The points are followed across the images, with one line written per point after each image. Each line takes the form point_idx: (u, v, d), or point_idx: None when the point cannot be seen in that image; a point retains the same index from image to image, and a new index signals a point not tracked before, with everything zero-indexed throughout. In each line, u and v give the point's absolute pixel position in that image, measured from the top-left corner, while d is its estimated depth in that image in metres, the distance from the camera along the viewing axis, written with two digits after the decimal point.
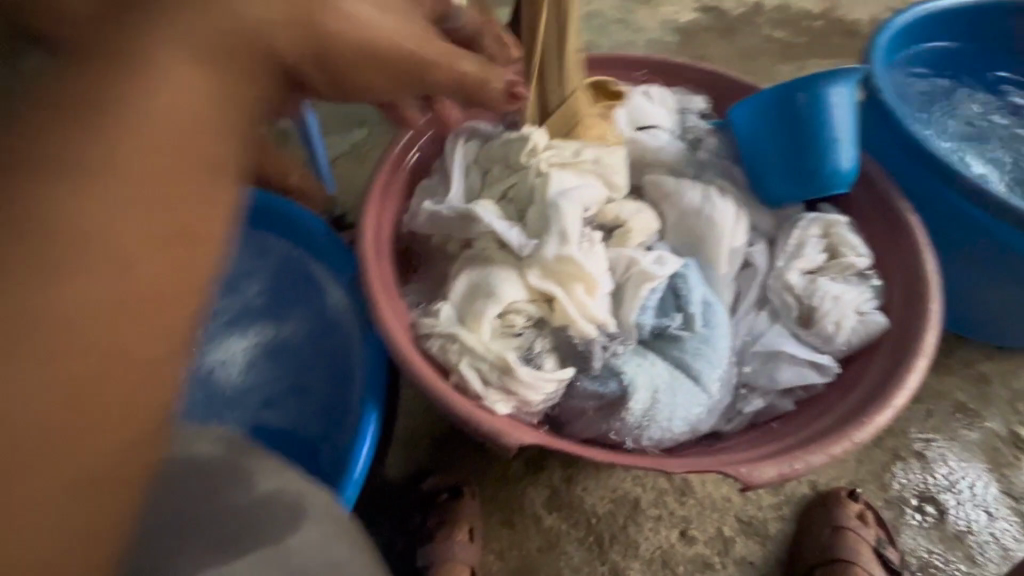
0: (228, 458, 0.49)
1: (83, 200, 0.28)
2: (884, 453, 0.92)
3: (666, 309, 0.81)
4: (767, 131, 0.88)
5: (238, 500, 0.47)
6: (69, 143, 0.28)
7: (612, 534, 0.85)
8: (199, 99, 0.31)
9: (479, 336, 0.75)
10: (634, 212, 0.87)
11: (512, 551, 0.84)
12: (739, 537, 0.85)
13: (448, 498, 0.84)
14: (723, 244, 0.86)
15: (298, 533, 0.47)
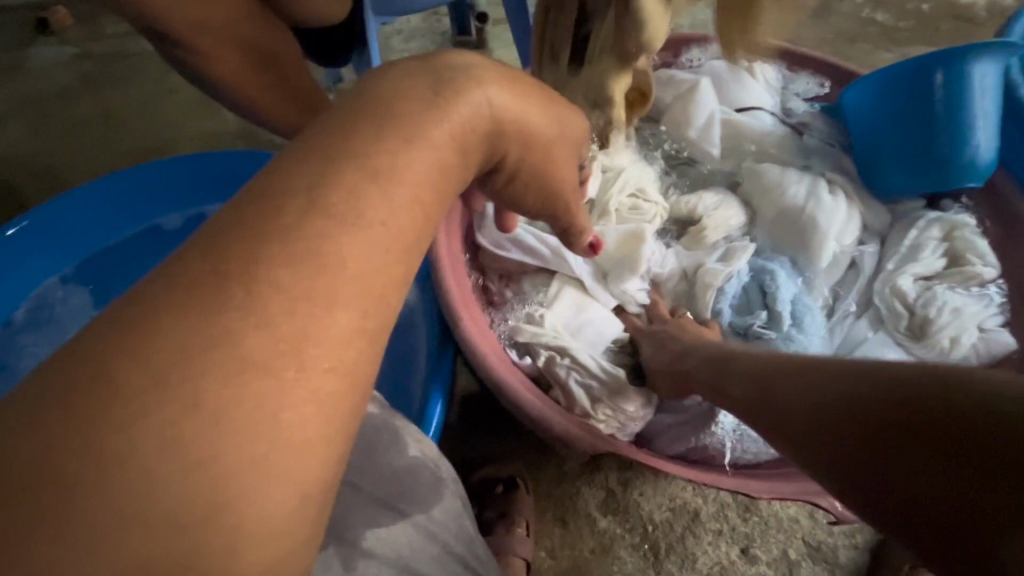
0: (386, 422, 0.51)
1: (334, 250, 0.26)
2: None
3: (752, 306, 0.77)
4: (889, 121, 0.79)
5: (395, 462, 0.49)
6: (325, 206, 0.26)
7: (670, 544, 0.82)
8: (422, 168, 0.31)
9: (583, 353, 0.73)
10: (715, 206, 0.83)
11: (564, 550, 0.83)
12: (805, 562, 0.81)
13: (503, 492, 0.83)
14: (829, 241, 0.79)
15: (441, 505, 0.49)
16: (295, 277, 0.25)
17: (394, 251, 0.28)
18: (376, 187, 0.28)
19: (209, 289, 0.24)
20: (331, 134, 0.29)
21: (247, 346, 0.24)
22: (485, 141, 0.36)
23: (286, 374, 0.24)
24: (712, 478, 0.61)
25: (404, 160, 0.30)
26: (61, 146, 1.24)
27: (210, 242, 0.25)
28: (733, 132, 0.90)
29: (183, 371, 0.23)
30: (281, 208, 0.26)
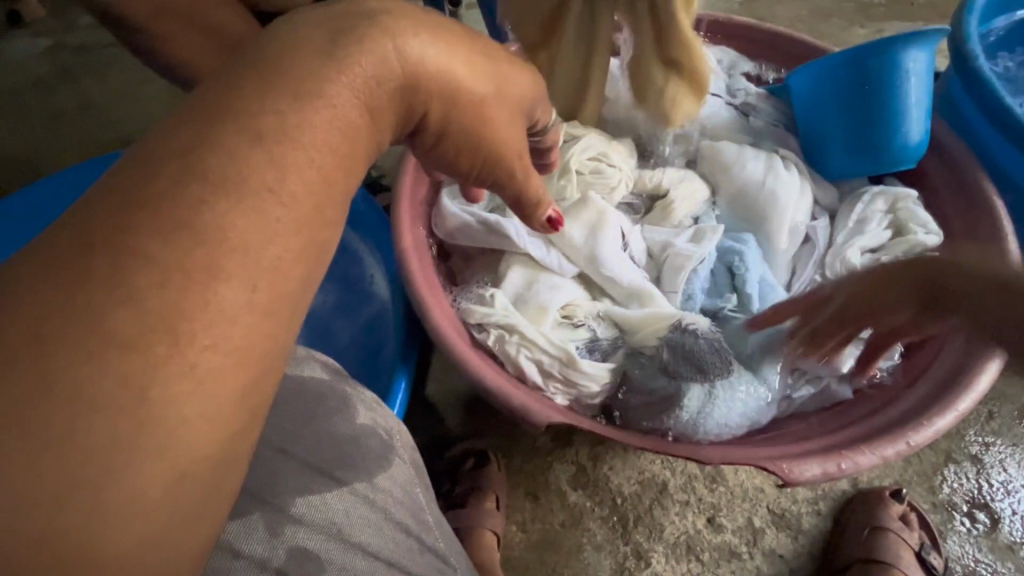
0: (333, 387, 0.51)
1: (211, 219, 0.29)
2: (935, 454, 0.86)
3: (718, 288, 0.78)
4: (833, 108, 0.80)
5: (338, 429, 0.48)
6: (201, 171, 0.29)
7: (638, 515, 0.84)
8: (322, 130, 0.33)
9: (538, 334, 0.72)
10: (679, 180, 0.84)
11: (535, 523, 0.84)
12: (770, 529, 0.83)
13: (473, 468, 0.85)
14: (783, 221, 0.80)
15: (388, 472, 0.49)
16: (168, 249, 0.27)
17: (286, 219, 0.31)
18: (260, 152, 0.30)
19: (80, 266, 0.27)
20: (213, 100, 0.31)
21: (108, 322, 0.26)
22: (398, 99, 0.37)
23: (156, 349, 0.27)
24: (653, 443, 0.62)
25: (292, 120, 0.32)
26: (35, 137, 1.23)
27: (82, 220, 0.28)
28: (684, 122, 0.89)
29: (53, 344, 0.26)
30: (149, 183, 0.28)
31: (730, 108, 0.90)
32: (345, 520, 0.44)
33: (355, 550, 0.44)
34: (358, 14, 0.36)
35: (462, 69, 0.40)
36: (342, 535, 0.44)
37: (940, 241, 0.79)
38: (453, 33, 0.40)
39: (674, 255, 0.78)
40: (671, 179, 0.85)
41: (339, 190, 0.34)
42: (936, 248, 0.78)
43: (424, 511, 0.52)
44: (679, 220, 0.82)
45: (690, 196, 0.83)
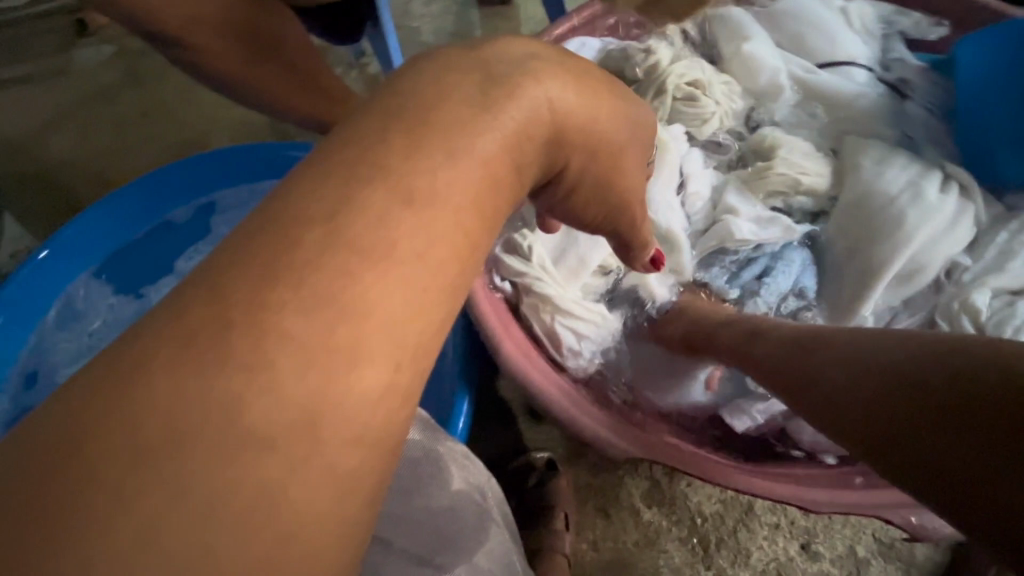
0: (426, 450, 0.46)
1: (360, 294, 0.24)
2: None
3: (739, 278, 0.71)
4: (1006, 85, 0.69)
5: (431, 502, 0.44)
6: (347, 238, 0.24)
7: (720, 538, 0.77)
8: (462, 187, 0.27)
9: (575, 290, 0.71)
10: (799, 153, 0.74)
11: (607, 542, 0.80)
12: (876, 560, 0.73)
13: (537, 483, 0.80)
14: (905, 250, 0.66)
15: (485, 546, 0.44)
16: (313, 328, 0.23)
17: (431, 288, 0.26)
18: (411, 219, 0.26)
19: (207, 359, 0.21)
20: (354, 152, 0.26)
21: (253, 420, 0.21)
22: (546, 147, 0.33)
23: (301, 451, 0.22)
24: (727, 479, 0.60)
25: (426, 181, 0.27)
26: (99, 148, 1.26)
27: (207, 299, 0.22)
28: (813, 91, 0.78)
29: (192, 450, 0.20)
30: (281, 255, 0.23)
31: (880, 83, 0.79)
32: None
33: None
34: (499, 62, 0.31)
35: (602, 116, 0.35)
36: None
37: None
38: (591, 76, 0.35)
39: (725, 225, 0.71)
40: (788, 150, 0.74)
41: (478, 249, 0.28)
42: None
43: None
44: (769, 194, 0.73)
45: (800, 169, 0.72)
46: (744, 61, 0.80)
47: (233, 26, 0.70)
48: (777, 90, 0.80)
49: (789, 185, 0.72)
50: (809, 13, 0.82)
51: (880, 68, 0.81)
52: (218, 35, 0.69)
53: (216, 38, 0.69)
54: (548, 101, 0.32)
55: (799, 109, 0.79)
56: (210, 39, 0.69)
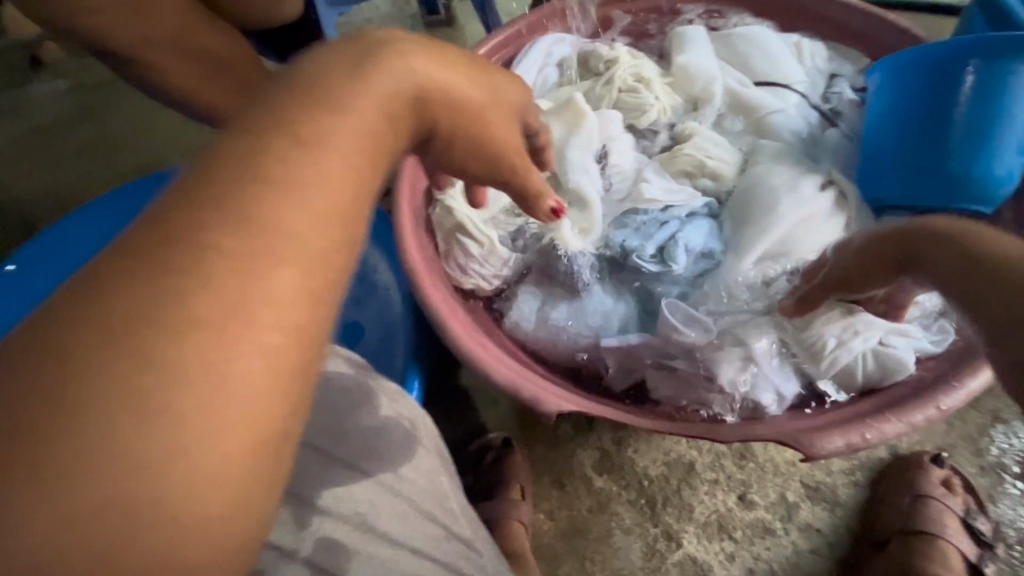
0: (358, 381, 0.53)
1: (267, 212, 0.28)
2: (981, 415, 0.82)
3: (653, 236, 0.75)
4: (904, 119, 0.67)
5: (362, 422, 0.50)
6: (255, 172, 0.28)
7: (666, 497, 0.83)
8: (348, 138, 0.32)
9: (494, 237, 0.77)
10: (715, 142, 0.81)
11: (562, 511, 0.85)
12: (805, 503, 0.80)
13: (494, 461, 0.85)
14: (770, 229, 0.71)
15: (412, 462, 0.50)
16: (232, 243, 0.26)
17: (329, 203, 0.30)
18: (308, 155, 0.30)
19: (154, 261, 0.25)
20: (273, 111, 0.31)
21: (193, 309, 0.25)
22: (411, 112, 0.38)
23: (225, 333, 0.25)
24: (631, 419, 0.62)
25: (311, 128, 0.31)
26: (60, 177, 1.28)
27: (156, 221, 0.26)
28: (740, 102, 0.84)
29: (139, 335, 0.24)
30: (208, 187, 0.27)
31: (814, 111, 0.83)
32: (367, 505, 0.47)
33: (385, 537, 0.46)
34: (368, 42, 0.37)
35: (461, 83, 0.42)
36: (366, 524, 0.46)
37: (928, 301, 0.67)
38: (452, 60, 0.41)
39: (638, 189, 0.79)
40: (701, 138, 0.81)
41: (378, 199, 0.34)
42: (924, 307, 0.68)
43: (450, 497, 0.51)
44: (678, 173, 0.81)
45: (704, 152, 0.80)
46: (685, 70, 0.87)
47: (191, 48, 0.76)
48: (710, 96, 0.86)
49: (696, 167, 0.80)
50: (757, 35, 0.87)
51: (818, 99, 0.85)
52: (170, 56, 0.74)
53: (173, 58, 0.75)
54: (411, 71, 0.38)
55: (728, 118, 0.85)
56: (168, 60, 0.75)
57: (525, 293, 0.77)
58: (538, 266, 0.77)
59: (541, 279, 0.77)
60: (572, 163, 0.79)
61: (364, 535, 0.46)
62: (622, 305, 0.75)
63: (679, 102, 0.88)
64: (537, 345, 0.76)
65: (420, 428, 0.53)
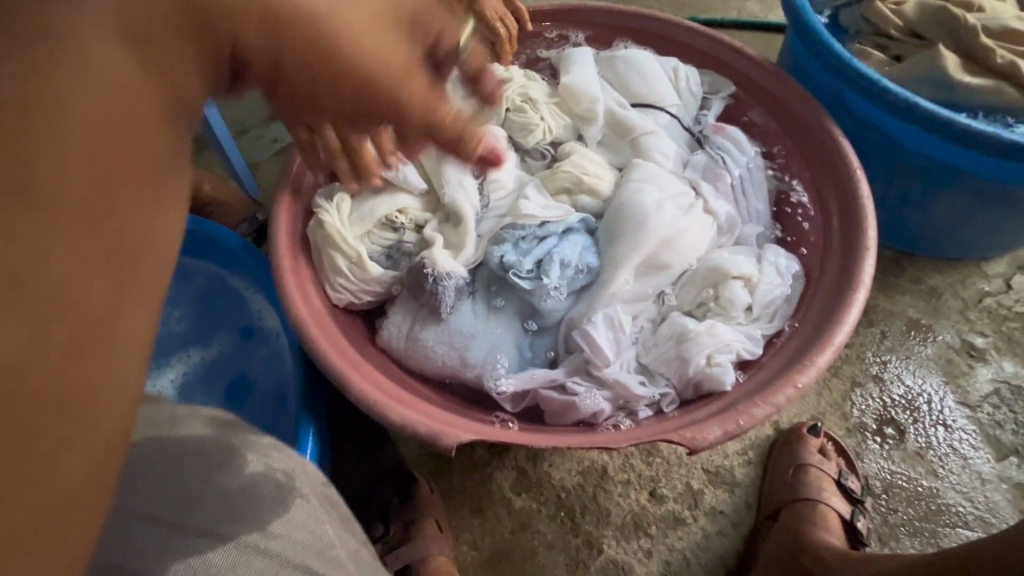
0: (218, 441, 0.48)
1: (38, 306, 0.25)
2: (842, 382, 0.93)
3: (529, 252, 0.76)
4: None
5: (224, 484, 0.46)
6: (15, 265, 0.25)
7: (583, 505, 0.85)
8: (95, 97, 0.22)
9: (364, 257, 0.77)
10: (590, 160, 0.85)
11: (484, 539, 0.83)
12: (708, 488, 0.85)
13: (404, 501, 0.82)
14: (638, 247, 0.75)
15: (284, 516, 0.46)
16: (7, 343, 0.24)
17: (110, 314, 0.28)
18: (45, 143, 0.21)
19: None
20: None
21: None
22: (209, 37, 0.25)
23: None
24: (528, 439, 0.63)
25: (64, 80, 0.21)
26: None
27: None
28: (618, 122, 0.89)
29: None
30: None
31: (685, 132, 0.90)
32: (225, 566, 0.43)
33: None
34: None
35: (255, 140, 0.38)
36: None
37: (767, 294, 0.75)
38: None
39: (518, 205, 0.80)
40: (578, 155, 0.86)
41: None
42: (784, 304, 0.75)
43: (334, 546, 0.48)
44: (557, 190, 0.84)
45: (582, 169, 0.83)
46: (570, 90, 0.90)
47: None
48: (593, 116, 0.90)
49: (576, 183, 0.83)
50: (637, 58, 0.91)
51: (690, 120, 0.91)
52: None
53: None
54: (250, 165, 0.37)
55: (609, 136, 0.90)
56: None
57: (395, 312, 0.78)
58: (408, 288, 0.77)
59: (414, 303, 0.77)
60: (447, 178, 0.81)
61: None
62: (496, 326, 0.77)
63: (565, 121, 0.91)
64: (412, 363, 0.77)
65: (298, 478, 0.49)
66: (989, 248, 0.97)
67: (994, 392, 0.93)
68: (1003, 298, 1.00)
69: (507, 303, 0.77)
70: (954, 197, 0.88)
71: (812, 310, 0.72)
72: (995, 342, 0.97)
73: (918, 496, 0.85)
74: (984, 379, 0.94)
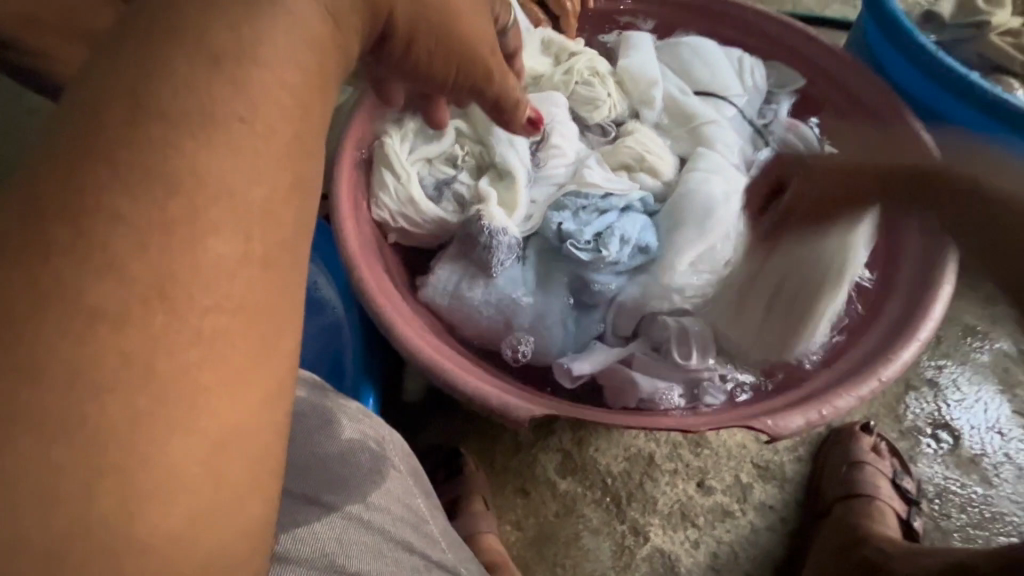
0: (315, 406, 0.51)
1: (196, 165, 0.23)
2: (896, 384, 0.91)
3: (590, 224, 0.74)
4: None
5: (327, 449, 0.49)
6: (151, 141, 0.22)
7: (630, 492, 0.83)
8: (287, 74, 0.26)
9: (411, 184, 0.77)
10: (653, 142, 0.83)
11: (528, 519, 0.82)
12: (757, 483, 0.84)
13: (449, 476, 0.81)
14: (703, 236, 0.74)
15: (382, 487, 0.48)
16: (142, 207, 0.22)
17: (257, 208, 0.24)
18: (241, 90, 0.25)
19: (55, 222, 0.21)
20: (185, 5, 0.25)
21: (130, 270, 0.21)
22: None
23: (154, 323, 0.21)
24: (602, 415, 0.61)
25: (256, 46, 0.26)
26: None
27: (46, 180, 0.21)
28: (679, 108, 0.87)
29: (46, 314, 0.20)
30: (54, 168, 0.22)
31: (749, 125, 0.88)
32: (334, 544, 0.43)
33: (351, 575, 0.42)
34: None
35: None
36: (333, 564, 0.42)
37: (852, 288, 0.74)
38: None
39: (582, 175, 0.79)
40: (641, 134, 0.84)
41: None
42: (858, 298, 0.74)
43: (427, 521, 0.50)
44: (618, 166, 0.82)
45: (644, 147, 0.82)
46: (629, 73, 0.88)
47: None
48: (650, 100, 0.88)
49: (636, 158, 0.82)
50: (702, 48, 0.89)
51: (754, 114, 0.89)
52: None
53: None
54: None
55: (668, 120, 0.87)
56: None
57: (444, 265, 0.75)
58: (460, 244, 0.75)
59: (463, 262, 0.75)
60: (498, 138, 0.79)
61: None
62: (552, 305, 0.75)
63: (623, 100, 0.88)
64: (459, 326, 0.75)
65: (389, 447, 0.51)
66: None
67: None
68: None
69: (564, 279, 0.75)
70: None
71: (891, 305, 0.71)
72: None
73: (972, 502, 0.84)
74: None
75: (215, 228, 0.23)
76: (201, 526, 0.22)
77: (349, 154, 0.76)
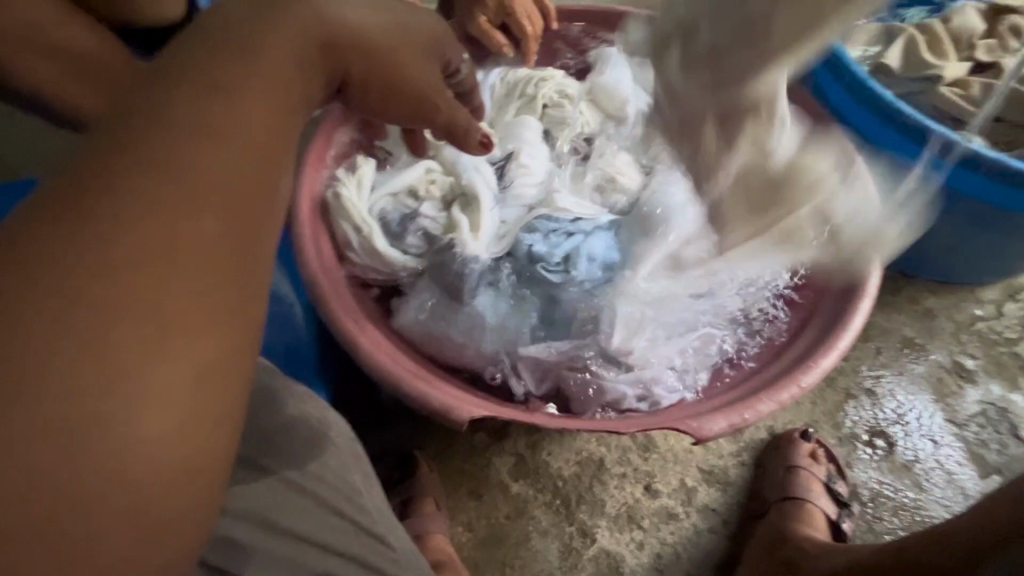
0: (261, 385, 0.50)
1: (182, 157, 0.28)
2: (837, 393, 0.95)
3: (559, 246, 0.78)
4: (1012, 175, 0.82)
5: (271, 423, 0.49)
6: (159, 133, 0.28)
7: (579, 495, 0.86)
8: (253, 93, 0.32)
9: (371, 221, 0.80)
10: (622, 163, 0.88)
11: (480, 521, 0.84)
12: (702, 486, 0.87)
13: (403, 478, 0.83)
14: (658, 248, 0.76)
15: (319, 459, 0.49)
16: (144, 186, 0.27)
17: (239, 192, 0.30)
18: (216, 147, 0.29)
19: (79, 194, 0.26)
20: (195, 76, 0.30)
21: (119, 249, 0.26)
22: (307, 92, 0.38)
23: (153, 273, 0.26)
24: (544, 421, 0.64)
25: (226, 99, 0.31)
26: None
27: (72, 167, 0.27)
28: None
29: (69, 265, 0.25)
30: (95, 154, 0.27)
31: None
32: (268, 508, 0.46)
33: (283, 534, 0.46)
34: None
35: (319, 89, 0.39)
36: (265, 521, 0.46)
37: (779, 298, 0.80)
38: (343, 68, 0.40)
39: (552, 199, 0.84)
40: (611, 156, 0.89)
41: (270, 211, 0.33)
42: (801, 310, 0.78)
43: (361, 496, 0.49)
44: (589, 187, 0.87)
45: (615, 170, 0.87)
46: (603, 90, 0.93)
47: None
48: (623, 115, 0.92)
49: (606, 181, 0.87)
50: None
51: None
52: None
53: None
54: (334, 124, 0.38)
55: (636, 136, 0.92)
56: None
57: (416, 292, 0.79)
58: (431, 271, 0.79)
59: (439, 283, 0.78)
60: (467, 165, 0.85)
61: (266, 533, 0.46)
62: (513, 320, 0.77)
63: (597, 117, 0.94)
64: (425, 344, 0.77)
65: (331, 427, 0.50)
66: (982, 274, 1.00)
67: (980, 412, 0.96)
68: (994, 324, 1.03)
69: (528, 294, 0.78)
70: (952, 220, 0.91)
71: (825, 310, 0.75)
72: (984, 365, 0.99)
73: (905, 507, 0.88)
74: (972, 400, 0.96)
75: (185, 254, 0.27)
76: (175, 480, 0.27)
77: (311, 181, 0.80)
